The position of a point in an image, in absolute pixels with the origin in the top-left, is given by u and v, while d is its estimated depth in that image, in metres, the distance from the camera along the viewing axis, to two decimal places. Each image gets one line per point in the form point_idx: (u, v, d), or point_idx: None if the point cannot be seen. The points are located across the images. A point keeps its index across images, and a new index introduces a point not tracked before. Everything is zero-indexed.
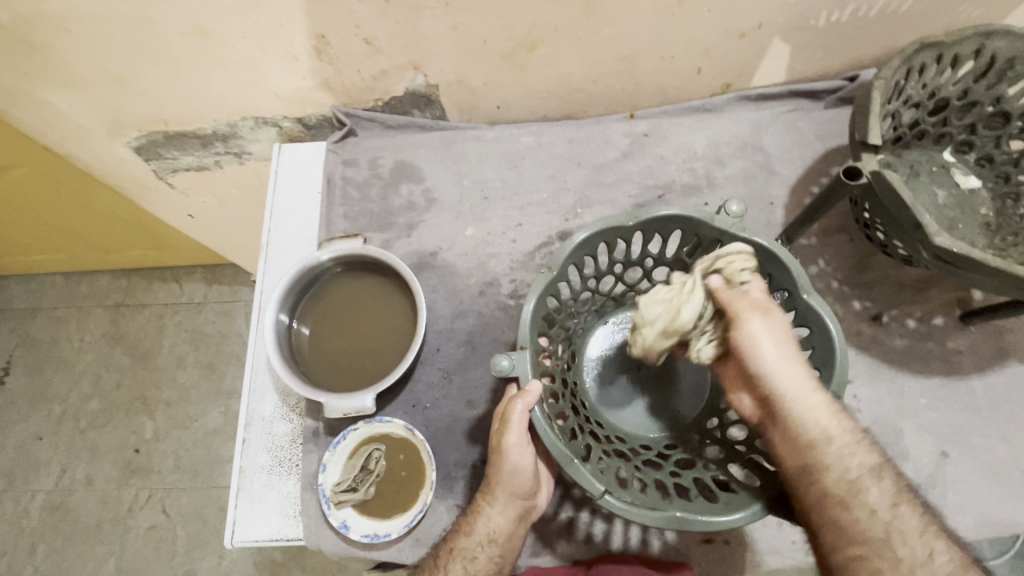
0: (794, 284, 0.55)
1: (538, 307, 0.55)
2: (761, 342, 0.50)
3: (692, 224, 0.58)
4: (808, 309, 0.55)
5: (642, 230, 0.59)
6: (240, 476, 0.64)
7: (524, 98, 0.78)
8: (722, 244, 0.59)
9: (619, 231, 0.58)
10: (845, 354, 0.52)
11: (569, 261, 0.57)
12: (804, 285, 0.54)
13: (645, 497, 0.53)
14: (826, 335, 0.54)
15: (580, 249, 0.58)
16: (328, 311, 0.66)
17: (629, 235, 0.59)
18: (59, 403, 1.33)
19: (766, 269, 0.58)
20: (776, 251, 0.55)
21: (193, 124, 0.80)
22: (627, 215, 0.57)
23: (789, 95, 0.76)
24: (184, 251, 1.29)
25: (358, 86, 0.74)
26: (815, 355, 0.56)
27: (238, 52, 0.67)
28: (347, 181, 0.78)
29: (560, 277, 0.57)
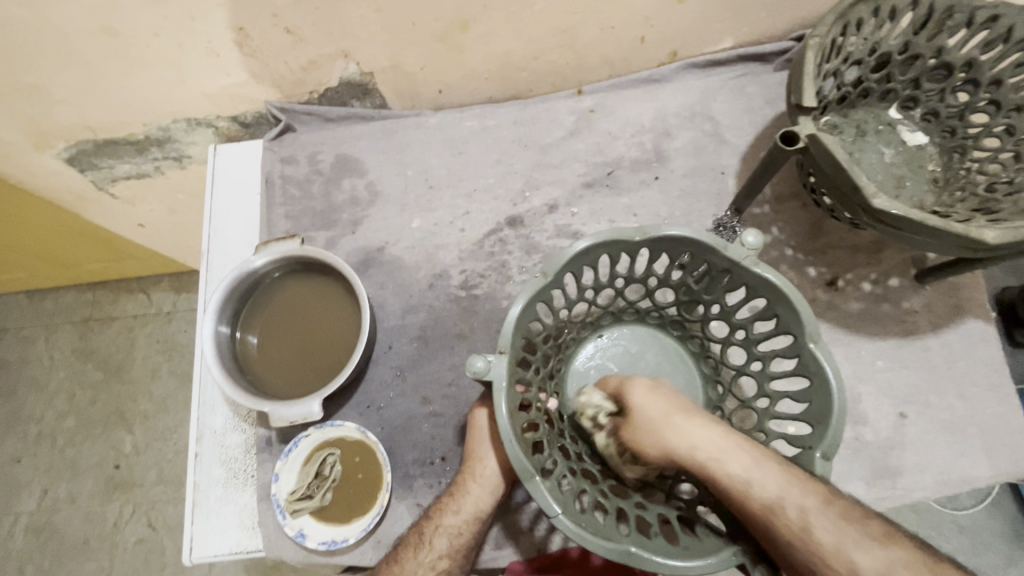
0: (800, 329, 0.48)
1: (524, 312, 0.48)
2: (648, 404, 0.48)
3: (703, 251, 0.50)
4: (810, 357, 0.48)
5: (650, 248, 0.51)
6: (194, 491, 0.63)
7: (465, 80, 0.75)
8: (733, 276, 0.51)
9: (623, 247, 0.50)
10: (841, 415, 0.45)
11: (568, 268, 0.50)
12: (812, 333, 0.47)
13: (602, 524, 0.47)
14: (824, 390, 0.47)
15: (583, 257, 0.50)
16: (279, 324, 0.64)
17: (635, 251, 0.51)
18: (34, 425, 1.30)
19: (774, 310, 0.51)
20: (785, 290, 0.47)
21: (122, 131, 0.77)
22: (635, 229, 0.49)
23: (736, 60, 0.74)
24: (146, 262, 1.26)
25: (288, 79, 0.71)
26: (810, 409, 0.49)
27: (153, 51, 0.63)
28: (287, 179, 0.75)
29: (555, 285, 0.50)
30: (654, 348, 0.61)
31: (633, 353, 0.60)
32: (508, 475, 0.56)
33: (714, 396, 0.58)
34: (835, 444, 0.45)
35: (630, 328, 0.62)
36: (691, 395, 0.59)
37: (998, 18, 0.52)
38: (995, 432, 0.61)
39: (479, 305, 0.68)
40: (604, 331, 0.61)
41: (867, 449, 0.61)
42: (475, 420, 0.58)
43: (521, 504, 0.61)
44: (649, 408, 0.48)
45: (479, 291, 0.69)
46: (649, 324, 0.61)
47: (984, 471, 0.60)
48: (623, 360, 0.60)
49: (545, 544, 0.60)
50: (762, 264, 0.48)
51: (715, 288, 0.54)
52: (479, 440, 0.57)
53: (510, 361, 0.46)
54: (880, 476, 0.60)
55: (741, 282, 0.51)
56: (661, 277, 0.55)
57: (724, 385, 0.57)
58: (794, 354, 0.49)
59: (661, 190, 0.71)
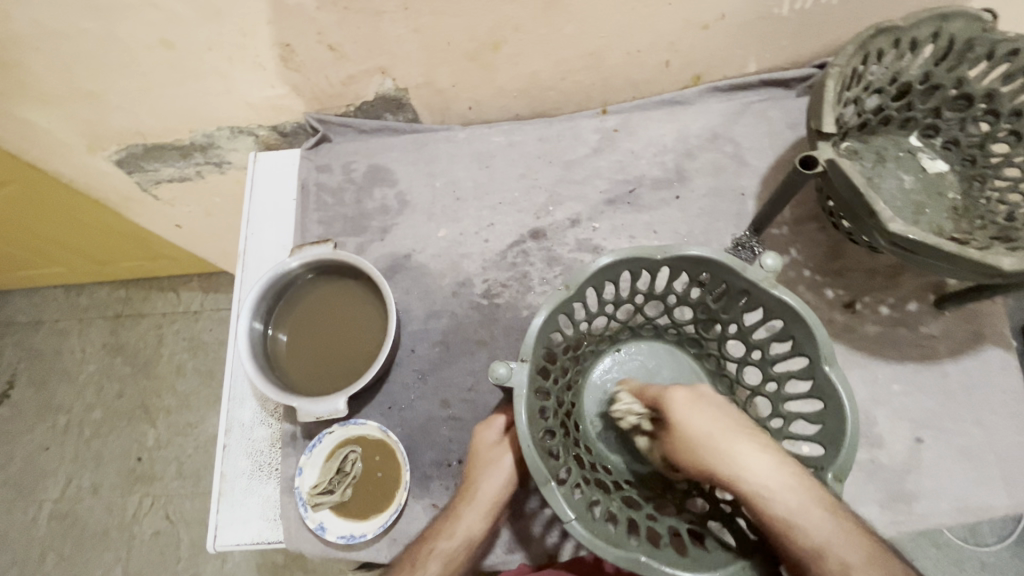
0: (815, 351, 0.48)
1: (546, 323, 0.49)
2: (694, 416, 0.45)
3: (721, 272, 0.50)
4: (825, 380, 0.47)
5: (669, 267, 0.52)
6: (221, 481, 0.65)
7: (494, 97, 0.79)
8: (750, 297, 0.51)
9: (643, 263, 0.51)
10: (855, 440, 0.44)
11: (589, 283, 0.51)
12: (827, 355, 0.47)
13: (614, 532, 0.46)
14: (839, 412, 0.46)
15: (603, 274, 0.51)
16: (308, 326, 0.67)
17: (654, 269, 0.52)
18: (64, 415, 1.36)
19: (788, 332, 0.51)
20: (802, 313, 0.47)
21: (170, 137, 0.82)
22: (655, 248, 0.50)
23: (758, 85, 0.76)
24: (180, 262, 1.32)
25: (327, 92, 0.75)
26: (821, 430, 0.49)
27: (205, 64, 0.68)
28: (321, 187, 0.78)
29: (575, 301, 0.51)
30: (670, 365, 0.60)
31: (650, 368, 0.59)
32: (500, 505, 0.57)
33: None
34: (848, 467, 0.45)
35: (647, 343, 0.61)
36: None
37: (1019, 51, 0.54)
38: (1013, 461, 0.61)
39: (500, 313, 0.70)
40: (622, 345, 0.61)
41: (881, 472, 0.61)
42: (478, 441, 0.59)
43: (535, 510, 0.63)
44: (690, 420, 0.45)
45: (500, 299, 0.71)
46: (666, 340, 0.60)
47: (1001, 500, 0.60)
48: (638, 375, 0.59)
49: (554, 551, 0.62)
50: (781, 287, 0.48)
51: (733, 308, 0.54)
52: (478, 465, 0.58)
53: (531, 369, 0.48)
54: (894, 500, 0.60)
55: (758, 304, 0.51)
56: (679, 295, 0.55)
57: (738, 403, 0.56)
58: (808, 376, 0.49)
59: (681, 208, 0.73)
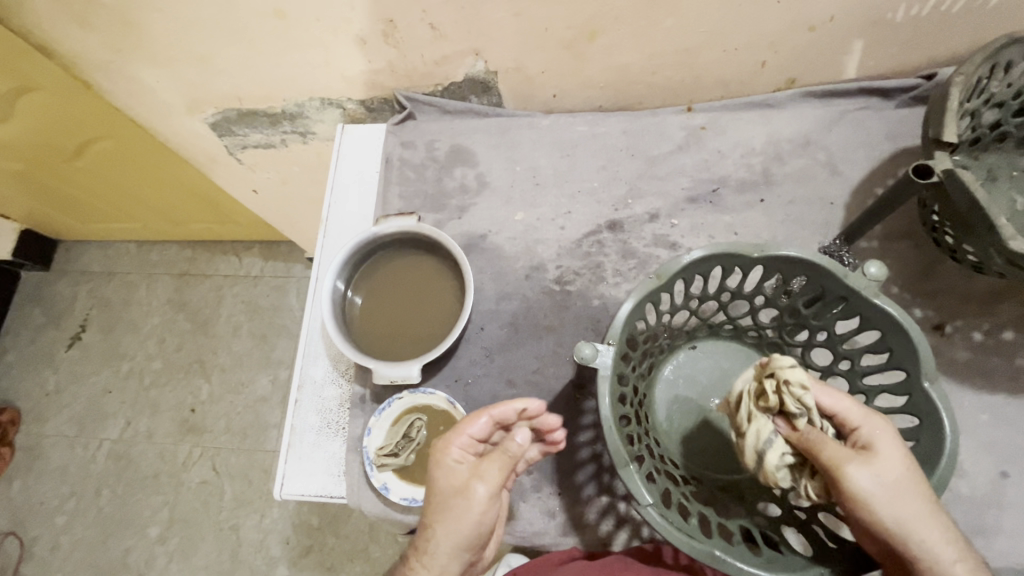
0: (915, 367, 0.46)
1: (634, 311, 0.50)
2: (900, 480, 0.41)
3: (819, 276, 0.49)
4: (923, 398, 0.45)
5: (763, 266, 0.51)
6: (291, 433, 0.69)
7: (581, 88, 0.79)
8: (847, 305, 0.49)
9: (737, 261, 0.50)
10: (953, 460, 0.43)
11: (680, 275, 0.51)
12: (929, 372, 0.45)
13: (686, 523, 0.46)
14: (936, 431, 0.44)
15: (694, 267, 0.51)
16: (385, 294, 0.69)
17: (747, 267, 0.51)
18: (129, 361, 1.44)
19: (885, 345, 0.49)
20: (906, 327, 0.45)
21: (265, 104, 0.86)
22: (753, 245, 0.49)
23: (858, 92, 0.73)
24: (249, 227, 1.38)
25: (420, 70, 0.77)
26: (913, 449, 0.47)
27: (311, 34, 0.71)
28: (404, 162, 0.80)
29: (663, 291, 0.51)
30: (748, 368, 0.58)
31: (725, 368, 0.58)
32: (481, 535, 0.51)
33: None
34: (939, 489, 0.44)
35: (725, 343, 0.59)
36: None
37: None
38: None
39: (571, 300, 0.70)
40: (698, 343, 0.60)
41: (960, 503, 0.59)
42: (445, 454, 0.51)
43: (590, 498, 0.62)
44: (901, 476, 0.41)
45: (572, 287, 0.71)
46: (745, 343, 0.59)
47: None
48: (713, 374, 0.58)
49: (606, 542, 0.61)
50: (884, 296, 0.46)
51: (824, 315, 0.52)
52: (451, 488, 0.50)
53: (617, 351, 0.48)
54: (970, 533, 0.58)
55: (855, 312, 0.50)
56: (768, 296, 0.54)
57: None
58: (904, 392, 0.47)
59: (764, 213, 0.71)
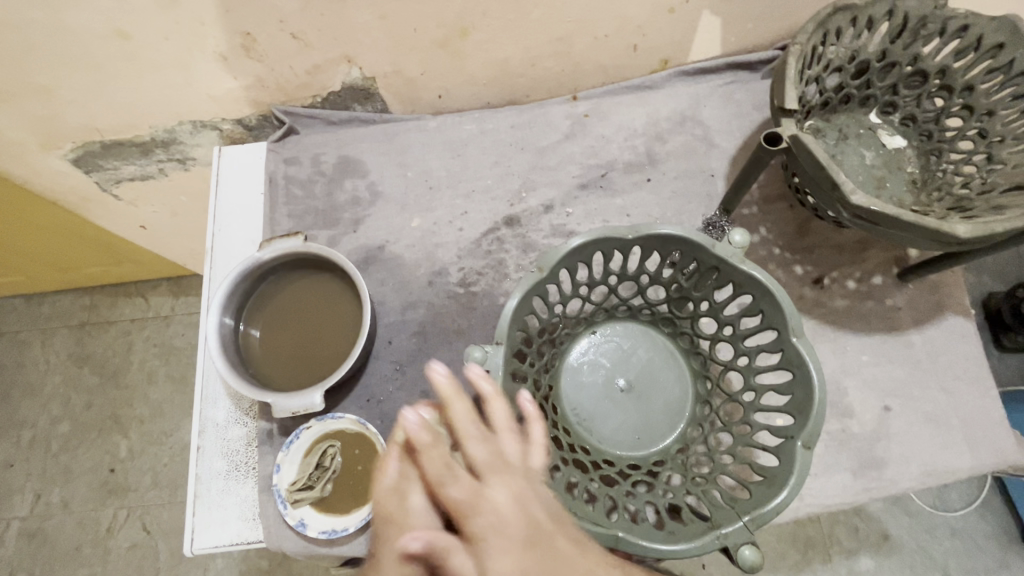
0: (784, 323, 0.48)
1: (520, 306, 0.49)
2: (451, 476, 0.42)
3: (691, 249, 0.51)
4: (793, 352, 0.48)
5: (641, 246, 0.52)
6: (196, 483, 0.64)
7: (465, 85, 0.79)
8: (720, 274, 0.51)
9: (615, 244, 0.51)
10: (822, 406, 0.45)
11: (563, 265, 0.51)
12: (795, 326, 0.47)
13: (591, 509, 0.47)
14: (806, 380, 0.47)
15: (575, 256, 0.51)
16: (280, 322, 0.65)
17: (627, 249, 0.52)
18: (28, 429, 1.30)
19: (758, 306, 0.51)
20: (770, 287, 0.48)
21: (129, 133, 0.80)
22: (626, 227, 0.50)
23: (724, 68, 0.77)
24: (147, 265, 1.28)
25: (293, 83, 0.74)
26: (792, 400, 0.49)
27: (162, 55, 0.65)
28: (290, 180, 0.76)
29: (549, 283, 0.51)
30: (646, 345, 0.59)
31: (624, 349, 0.59)
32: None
33: (702, 390, 0.57)
34: (816, 433, 0.45)
35: (623, 325, 0.60)
36: (681, 389, 0.57)
37: (969, 27, 0.56)
38: (975, 424, 0.63)
39: (477, 301, 0.70)
40: (598, 328, 0.60)
41: (852, 440, 0.63)
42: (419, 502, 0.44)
43: None
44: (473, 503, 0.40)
45: (477, 288, 0.70)
46: (641, 321, 0.60)
47: (965, 462, 0.62)
48: (615, 356, 0.59)
49: None
50: (748, 261, 0.48)
51: (704, 285, 0.54)
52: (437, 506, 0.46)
53: (507, 350, 0.47)
54: (865, 467, 0.62)
55: (729, 279, 0.52)
56: (652, 274, 0.55)
57: (713, 379, 0.56)
58: (778, 348, 0.50)
59: (654, 191, 0.73)
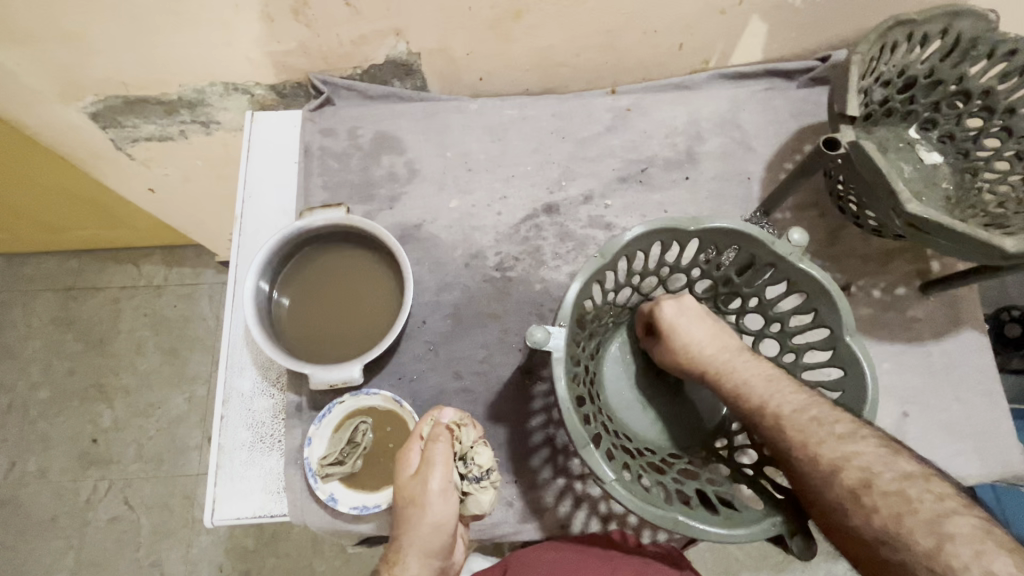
0: (837, 323, 0.50)
1: (581, 291, 0.49)
2: (682, 322, 0.54)
3: (749, 246, 0.52)
4: (846, 350, 0.49)
5: (699, 240, 0.53)
6: (219, 454, 0.62)
7: (508, 69, 0.78)
8: (774, 272, 0.53)
9: (677, 235, 0.52)
10: (875, 405, 0.47)
11: (622, 254, 0.51)
12: (849, 326, 0.49)
13: (646, 492, 0.47)
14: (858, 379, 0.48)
15: (634, 245, 0.51)
16: (315, 294, 0.64)
17: (685, 241, 0.53)
18: (7, 393, 1.25)
19: (812, 304, 0.52)
20: (828, 287, 0.49)
21: (155, 89, 0.77)
22: (688, 219, 0.50)
23: (764, 74, 0.79)
24: (145, 231, 1.24)
25: (336, 52, 0.72)
26: (841, 398, 0.51)
27: (207, 11, 0.63)
28: (326, 151, 0.74)
29: (608, 270, 0.51)
30: None
31: None
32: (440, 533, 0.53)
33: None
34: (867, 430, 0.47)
35: None
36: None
37: (1017, 52, 0.58)
38: (985, 434, 0.66)
39: (513, 286, 0.70)
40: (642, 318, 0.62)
41: None
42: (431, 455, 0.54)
43: (547, 481, 0.62)
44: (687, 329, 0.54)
45: (513, 273, 0.70)
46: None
47: (975, 469, 0.65)
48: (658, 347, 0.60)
49: (566, 524, 0.61)
50: (807, 260, 0.49)
51: (755, 282, 0.56)
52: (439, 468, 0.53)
53: (569, 333, 0.47)
54: None
55: (782, 276, 0.53)
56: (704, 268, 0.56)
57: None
58: (829, 347, 0.51)
59: (690, 189, 0.74)
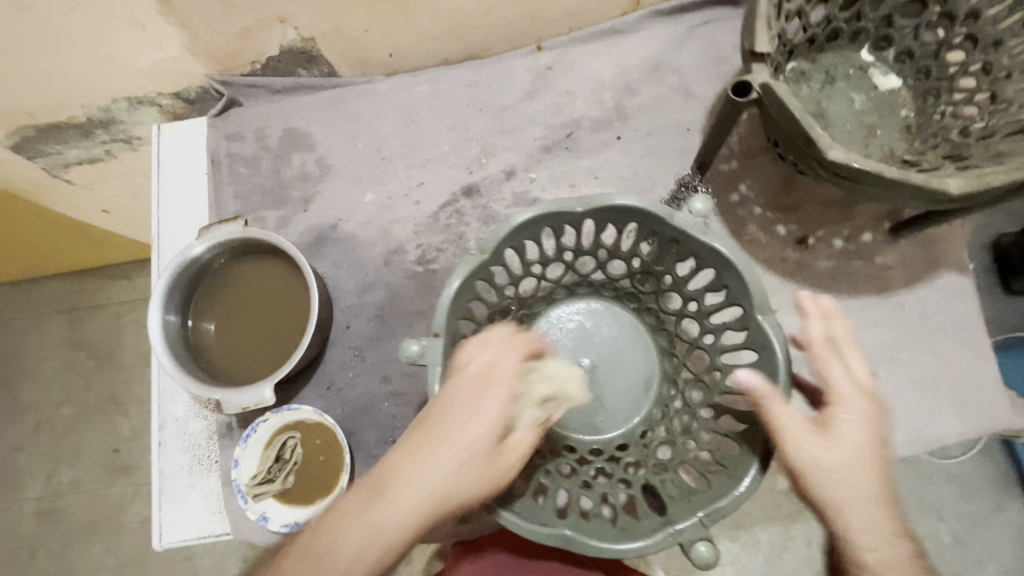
0: (749, 299, 0.44)
1: (459, 292, 0.45)
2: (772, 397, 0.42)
3: (648, 220, 0.46)
4: (758, 330, 0.44)
5: (594, 219, 0.47)
6: (160, 478, 0.63)
7: (416, 41, 0.71)
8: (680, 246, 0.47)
9: (566, 219, 0.46)
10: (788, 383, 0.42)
11: (507, 244, 0.46)
12: (761, 304, 0.43)
13: (538, 506, 0.44)
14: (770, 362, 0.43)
15: (519, 234, 0.47)
16: (229, 313, 0.62)
17: (579, 222, 0.47)
18: None
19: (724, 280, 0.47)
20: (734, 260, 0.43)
21: (61, 114, 0.73)
22: (575, 199, 0.45)
23: (703, 4, 0.69)
24: (122, 249, 1.20)
25: (224, 50, 0.67)
26: None
27: (70, 27, 0.59)
28: (234, 157, 0.71)
29: (492, 264, 0.47)
30: (609, 321, 0.56)
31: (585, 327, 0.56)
32: None
33: (669, 367, 0.54)
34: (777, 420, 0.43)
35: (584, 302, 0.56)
36: (648, 367, 0.54)
37: None
38: (966, 389, 0.60)
39: (437, 280, 0.66)
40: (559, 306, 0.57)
41: None
42: None
43: None
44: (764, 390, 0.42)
45: (437, 265, 0.66)
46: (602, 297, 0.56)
47: (955, 428, 0.59)
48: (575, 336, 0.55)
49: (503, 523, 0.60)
50: (709, 231, 0.43)
51: (666, 258, 0.50)
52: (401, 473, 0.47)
53: (448, 343, 0.45)
54: None
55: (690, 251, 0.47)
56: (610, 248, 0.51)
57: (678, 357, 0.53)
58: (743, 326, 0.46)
59: (623, 150, 0.67)
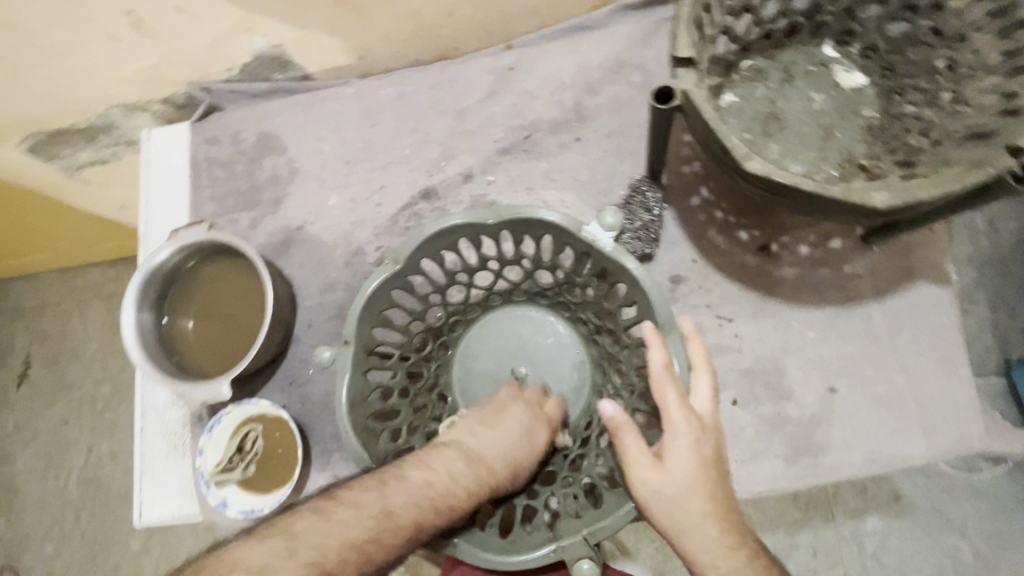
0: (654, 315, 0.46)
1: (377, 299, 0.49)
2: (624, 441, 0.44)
3: (557, 233, 0.48)
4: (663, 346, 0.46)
5: (508, 232, 0.50)
6: (140, 462, 0.68)
7: (383, 43, 0.72)
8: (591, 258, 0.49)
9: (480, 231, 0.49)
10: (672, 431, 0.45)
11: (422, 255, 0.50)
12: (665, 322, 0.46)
13: None
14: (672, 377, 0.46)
15: (435, 245, 0.50)
16: (199, 312, 0.67)
17: (495, 234, 0.50)
18: None
19: (634, 296, 0.49)
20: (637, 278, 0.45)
21: (66, 120, 0.77)
22: (486, 212, 0.48)
23: None
24: None
25: (199, 58, 0.70)
26: None
27: (54, 40, 0.63)
28: (212, 161, 0.75)
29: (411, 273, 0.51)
30: (540, 329, 0.59)
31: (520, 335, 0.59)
32: None
33: (600, 379, 0.57)
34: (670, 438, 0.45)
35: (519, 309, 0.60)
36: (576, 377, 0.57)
37: None
38: (935, 407, 0.56)
39: None
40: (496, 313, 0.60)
41: (788, 425, 0.57)
42: None
43: None
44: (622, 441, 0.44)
45: None
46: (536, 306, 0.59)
47: (920, 449, 0.55)
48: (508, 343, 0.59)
49: None
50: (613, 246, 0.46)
51: (585, 271, 0.52)
52: None
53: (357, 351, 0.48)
54: (800, 454, 0.56)
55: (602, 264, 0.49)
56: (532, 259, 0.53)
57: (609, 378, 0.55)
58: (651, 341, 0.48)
59: (582, 152, 0.66)
